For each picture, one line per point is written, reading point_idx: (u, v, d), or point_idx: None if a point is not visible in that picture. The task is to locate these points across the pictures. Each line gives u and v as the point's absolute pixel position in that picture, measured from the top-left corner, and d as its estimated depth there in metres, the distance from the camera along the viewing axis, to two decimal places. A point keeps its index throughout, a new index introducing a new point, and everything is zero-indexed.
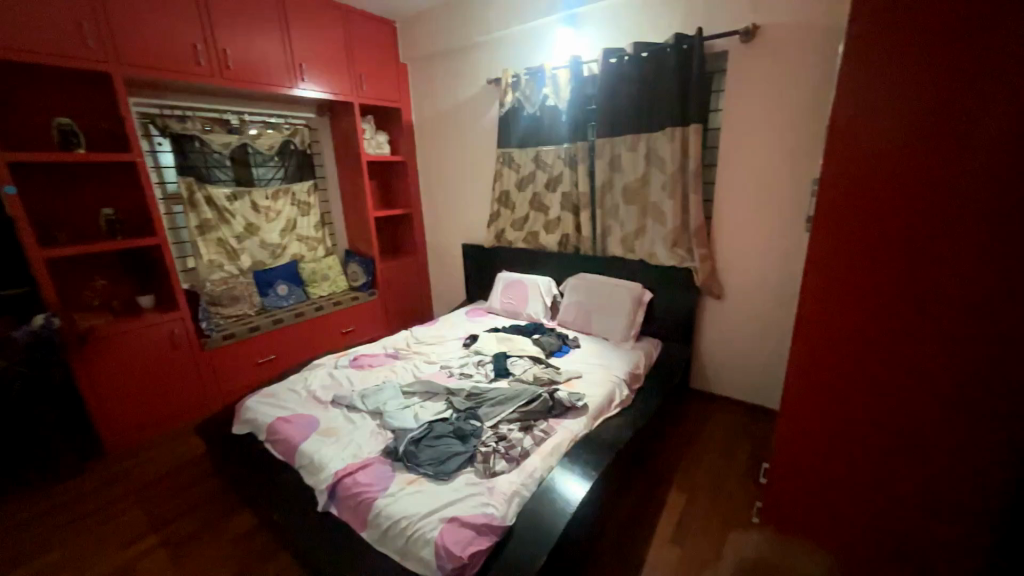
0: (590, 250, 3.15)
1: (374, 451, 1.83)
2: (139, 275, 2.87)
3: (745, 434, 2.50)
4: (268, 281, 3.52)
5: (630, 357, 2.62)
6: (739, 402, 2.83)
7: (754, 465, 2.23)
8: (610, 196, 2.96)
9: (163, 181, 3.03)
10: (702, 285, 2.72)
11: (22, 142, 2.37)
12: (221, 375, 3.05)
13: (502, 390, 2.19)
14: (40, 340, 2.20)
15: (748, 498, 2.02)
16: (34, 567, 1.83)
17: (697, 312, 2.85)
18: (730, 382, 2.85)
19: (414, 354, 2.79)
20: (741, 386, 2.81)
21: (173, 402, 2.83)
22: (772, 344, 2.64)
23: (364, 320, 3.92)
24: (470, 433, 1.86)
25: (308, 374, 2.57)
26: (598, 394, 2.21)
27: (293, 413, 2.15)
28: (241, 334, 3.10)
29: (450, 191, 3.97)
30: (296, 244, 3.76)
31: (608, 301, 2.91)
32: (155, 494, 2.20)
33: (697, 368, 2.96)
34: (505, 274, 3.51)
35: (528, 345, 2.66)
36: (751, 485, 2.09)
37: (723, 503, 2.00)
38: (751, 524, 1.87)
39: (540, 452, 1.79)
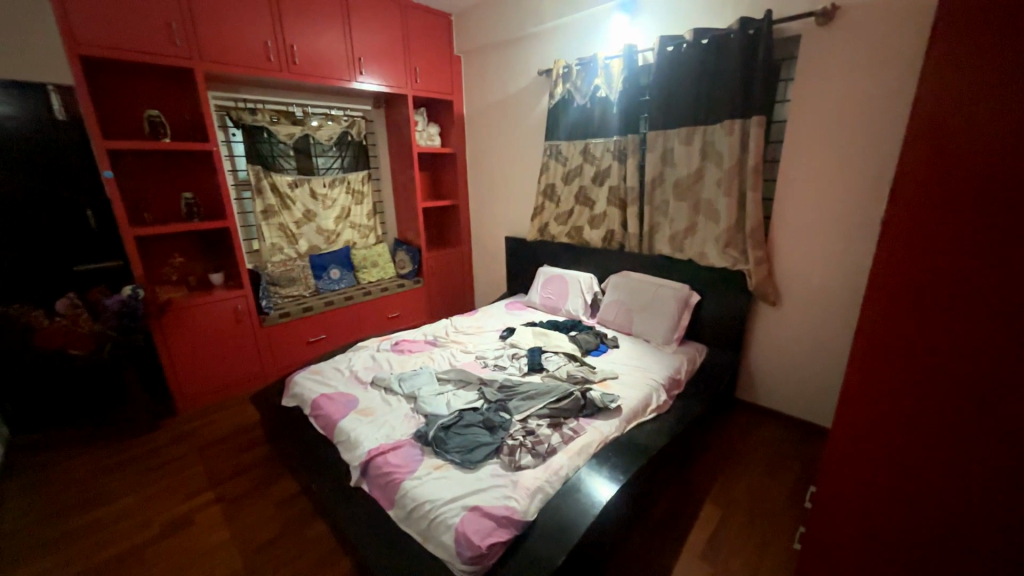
0: (636, 247, 3.04)
1: (406, 433, 1.90)
2: (212, 254, 3.15)
3: (793, 453, 2.31)
4: (322, 265, 3.73)
5: (671, 362, 2.51)
6: (791, 418, 2.62)
7: (802, 487, 2.06)
8: (660, 192, 2.83)
9: (235, 168, 3.30)
10: (756, 290, 2.54)
11: (120, 132, 2.67)
12: (277, 351, 3.29)
13: (534, 385, 2.17)
14: (128, 309, 2.49)
15: (792, 522, 1.88)
16: (115, 507, 2.08)
17: (749, 318, 2.67)
18: (782, 396, 2.64)
19: (451, 342, 2.85)
20: (795, 402, 2.59)
21: (235, 372, 3.10)
22: (835, 359, 2.40)
23: (409, 307, 4.06)
24: (499, 425, 1.87)
25: (352, 355, 2.71)
26: (633, 397, 2.14)
27: (336, 391, 2.27)
28: (296, 313, 3.32)
29: (497, 183, 3.99)
30: (349, 231, 3.95)
31: (651, 302, 2.81)
32: (215, 454, 2.43)
33: (745, 378, 2.77)
34: (546, 268, 3.48)
35: (564, 342, 2.63)
36: (796, 509, 1.94)
37: (763, 524, 1.87)
38: (793, 551, 1.73)
39: (567, 451, 1.76)
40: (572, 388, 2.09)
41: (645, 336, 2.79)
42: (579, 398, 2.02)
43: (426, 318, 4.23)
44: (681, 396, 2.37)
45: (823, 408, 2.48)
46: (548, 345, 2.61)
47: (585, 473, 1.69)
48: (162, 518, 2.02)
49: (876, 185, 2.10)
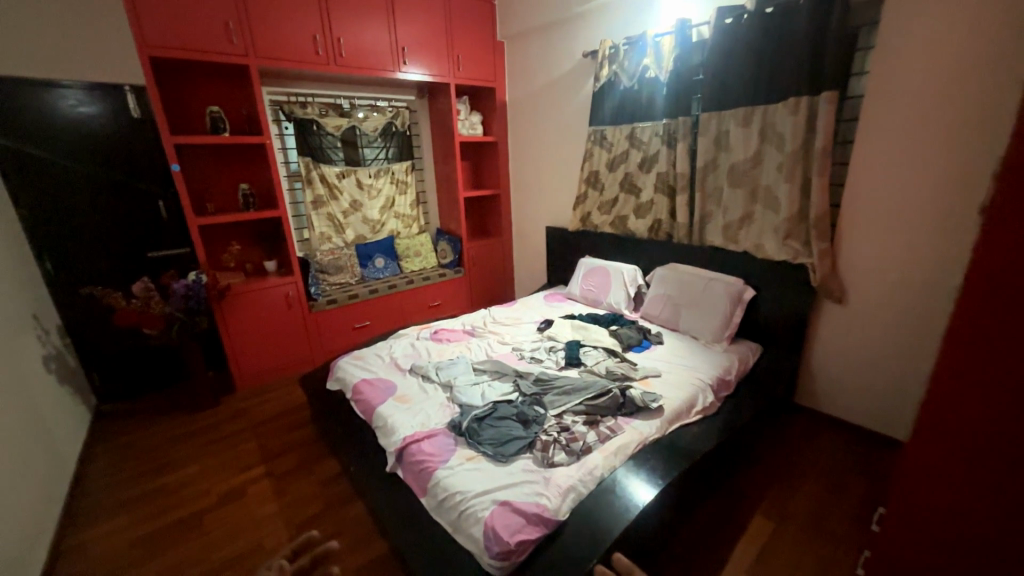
0: (684, 238, 2.86)
1: (441, 422, 1.91)
2: (267, 242, 3.34)
3: (859, 468, 2.10)
4: (368, 254, 3.85)
5: (720, 361, 2.35)
6: (857, 428, 2.37)
7: (867, 506, 1.86)
8: (712, 178, 2.64)
9: (288, 161, 3.46)
10: (819, 286, 2.31)
11: (186, 128, 2.87)
12: (325, 336, 3.44)
13: (570, 380, 2.11)
14: (191, 293, 2.69)
15: (855, 545, 1.70)
16: (181, 475, 2.28)
17: (812, 317, 2.43)
18: (846, 403, 2.39)
19: (489, 333, 2.84)
20: (863, 411, 2.34)
21: (286, 355, 3.28)
22: (912, 365, 2.14)
23: (450, 296, 4.10)
24: (532, 419, 1.83)
25: (393, 342, 2.77)
26: (676, 397, 2.02)
27: (377, 377, 2.34)
28: (343, 300, 3.45)
29: (539, 172, 3.90)
30: (394, 221, 4.04)
31: (700, 298, 2.66)
32: (266, 431, 2.58)
33: (804, 382, 2.54)
34: (588, 260, 3.38)
35: (605, 336, 2.53)
36: (860, 530, 1.75)
37: (821, 545, 1.71)
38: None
39: (603, 450, 1.69)
40: (610, 385, 2.01)
41: (692, 333, 2.65)
42: (617, 395, 1.93)
43: (467, 308, 4.26)
44: (731, 398, 2.21)
45: (897, 419, 2.22)
46: (587, 339, 2.53)
47: (621, 473, 1.62)
48: (220, 488, 2.18)
49: (969, 168, 1.82)
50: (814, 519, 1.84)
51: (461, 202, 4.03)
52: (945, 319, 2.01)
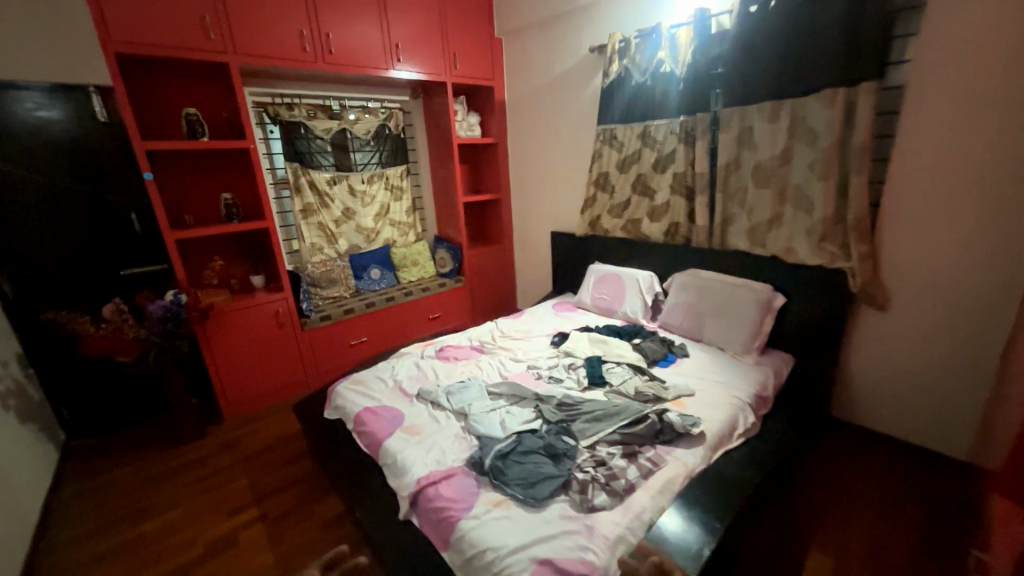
0: (704, 242, 2.69)
1: (458, 458, 1.69)
2: (253, 256, 3.08)
3: (911, 488, 1.94)
4: (362, 265, 3.61)
5: (754, 375, 2.18)
6: (899, 442, 2.22)
7: (928, 536, 1.70)
8: (735, 178, 2.47)
9: (273, 167, 3.20)
10: (859, 292, 2.15)
11: (159, 132, 2.60)
12: (318, 355, 3.19)
13: (598, 403, 1.91)
14: (170, 315, 2.43)
15: None
16: (161, 522, 2.01)
17: (848, 324, 2.27)
18: (887, 415, 2.25)
19: (500, 349, 2.63)
20: (906, 422, 2.20)
21: (277, 377, 3.02)
22: (962, 374, 2.00)
23: (450, 307, 3.88)
24: (563, 453, 1.63)
25: (395, 362, 2.54)
26: (717, 420, 1.84)
27: (381, 404, 2.11)
28: (337, 316, 3.21)
29: (542, 175, 3.71)
30: (389, 229, 3.81)
31: (726, 306, 2.49)
32: (257, 468, 2.33)
33: (839, 393, 2.39)
34: (599, 266, 3.20)
35: (627, 350, 2.34)
36: (927, 566, 1.59)
37: None
38: None
39: (647, 487, 1.50)
40: (644, 409, 1.82)
41: (718, 344, 2.48)
42: (654, 421, 1.74)
43: (468, 318, 4.04)
44: (770, 415, 2.04)
45: (944, 432, 2.08)
46: (609, 354, 2.34)
47: (669, 516, 1.43)
48: (207, 537, 1.92)
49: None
50: (874, 552, 1.67)
51: (461, 208, 3.81)
52: (999, 326, 1.88)
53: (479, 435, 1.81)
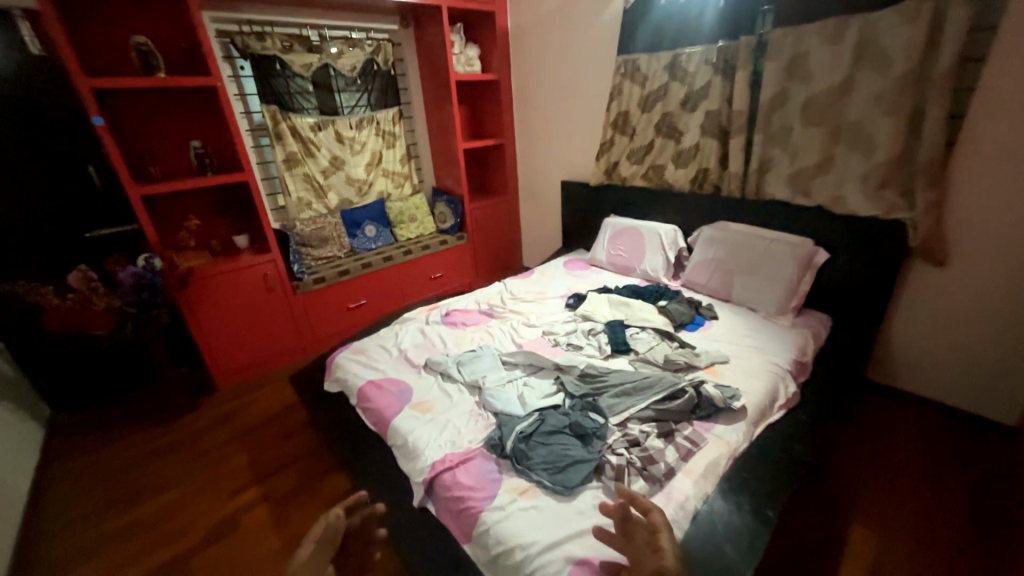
0: (737, 191, 2.41)
1: (476, 439, 1.53)
2: (234, 214, 2.78)
3: (951, 457, 1.83)
4: (356, 221, 3.32)
5: (791, 339, 1.99)
6: (940, 407, 2.09)
7: (978, 512, 1.59)
8: (780, 116, 2.15)
9: (249, 110, 2.83)
10: (917, 246, 1.92)
11: (107, 68, 2.22)
12: (314, 320, 2.98)
13: (627, 374, 1.73)
14: (143, 283, 2.19)
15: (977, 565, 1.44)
16: (158, 504, 1.90)
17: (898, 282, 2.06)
18: (931, 379, 2.09)
19: (511, 313, 2.43)
20: (949, 387, 2.05)
21: (271, 345, 2.83)
22: (1021, 336, 1.82)
23: (453, 266, 3.64)
24: (593, 434, 1.46)
25: (398, 329, 2.34)
26: (757, 392, 1.66)
27: (386, 377, 1.93)
28: (331, 278, 2.97)
29: (551, 117, 3.33)
30: (383, 180, 3.47)
31: (760, 263, 2.26)
32: (256, 443, 2.20)
33: (876, 355, 2.22)
34: (615, 220, 2.93)
35: (653, 313, 2.14)
36: (979, 545, 1.49)
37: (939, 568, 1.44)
38: None
39: (688, 471, 1.34)
40: (679, 381, 1.63)
41: (749, 304, 2.28)
42: (692, 395, 1.56)
43: (472, 278, 3.81)
44: (809, 383, 1.87)
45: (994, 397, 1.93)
46: (632, 318, 2.13)
47: (717, 506, 1.27)
48: (207, 520, 1.82)
49: None
50: (919, 528, 1.57)
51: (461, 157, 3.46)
52: None
53: (496, 412, 1.63)
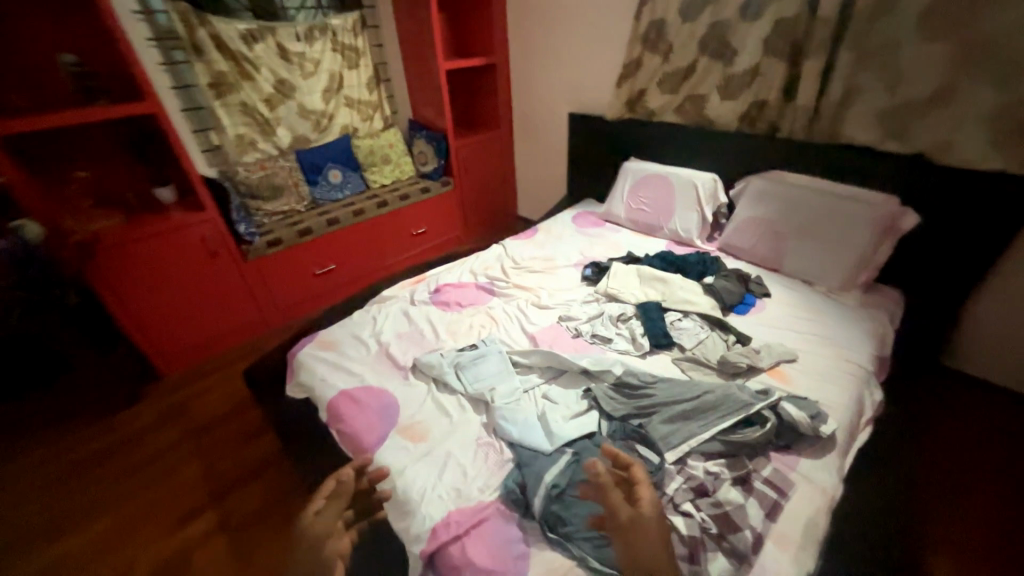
0: (802, 132, 1.90)
1: (489, 488, 1.15)
2: (151, 158, 2.13)
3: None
4: (315, 165, 2.67)
5: (866, 326, 1.61)
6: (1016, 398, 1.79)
7: None
8: (881, 27, 1.59)
9: (149, 10, 2.06)
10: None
11: None
12: (273, 291, 2.47)
13: (679, 387, 1.33)
14: (24, 255, 1.69)
15: None
16: (87, 538, 1.55)
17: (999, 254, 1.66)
18: (1010, 366, 1.77)
19: (516, 288, 1.97)
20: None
21: (222, 324, 2.34)
22: None
23: (438, 218, 3.08)
24: (648, 484, 1.09)
25: (376, 310, 1.88)
26: (843, 407, 1.30)
27: (363, 385, 1.50)
28: (290, 240, 2.40)
29: (558, 27, 2.61)
30: (345, 111, 2.77)
31: (826, 227, 1.81)
32: (209, 453, 1.82)
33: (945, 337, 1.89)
34: (637, 166, 2.41)
35: (697, 293, 1.71)
36: None
37: None
38: None
39: (779, 539, 1.00)
40: (751, 398, 1.25)
41: (805, 278, 1.86)
42: (771, 422, 1.18)
43: (461, 231, 3.26)
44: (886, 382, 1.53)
45: None
46: (671, 300, 1.71)
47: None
48: (148, 560, 1.47)
49: None
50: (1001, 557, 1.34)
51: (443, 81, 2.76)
52: None
53: (513, 444, 1.24)
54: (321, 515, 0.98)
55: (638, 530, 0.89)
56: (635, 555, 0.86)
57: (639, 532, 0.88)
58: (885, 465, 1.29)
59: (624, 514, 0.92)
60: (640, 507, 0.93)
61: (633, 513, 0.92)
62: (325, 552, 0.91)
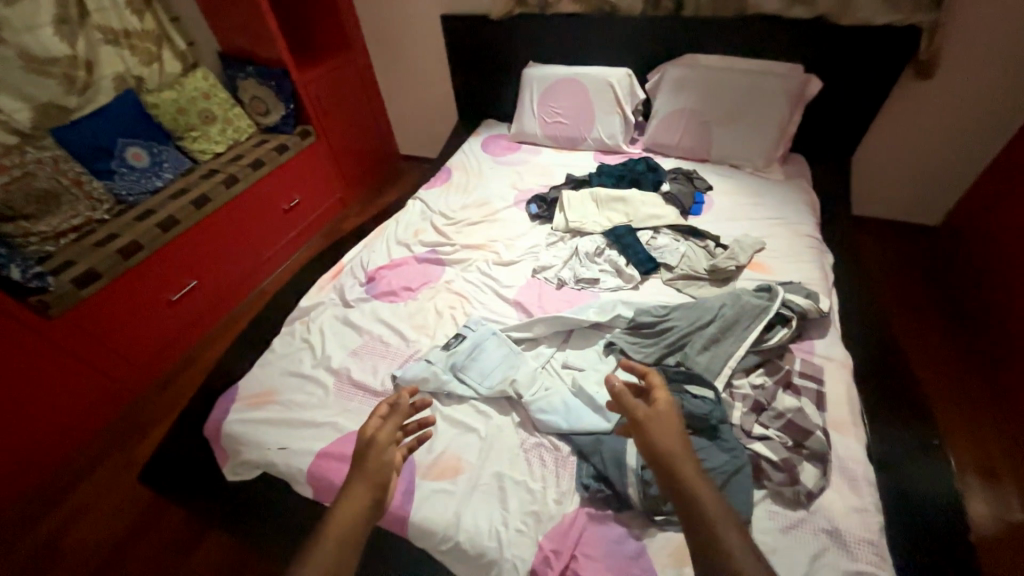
0: (709, 8, 1.82)
1: (566, 494, 1.00)
2: None
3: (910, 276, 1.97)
4: (94, 146, 1.83)
5: (798, 197, 1.74)
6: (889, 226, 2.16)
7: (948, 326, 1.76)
8: None
9: None
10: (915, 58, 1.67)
11: None
12: (121, 345, 1.72)
13: (695, 310, 1.28)
14: None
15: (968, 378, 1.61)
16: None
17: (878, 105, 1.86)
18: (885, 201, 2.10)
19: (466, 249, 1.67)
20: (898, 207, 2.10)
21: (60, 418, 1.59)
22: (979, 145, 1.83)
23: (310, 182, 2.43)
24: (719, 423, 1.05)
25: (305, 329, 1.44)
26: (819, 280, 1.41)
27: (343, 436, 1.14)
28: (109, 266, 1.63)
29: None
30: (110, 52, 1.91)
31: (744, 106, 1.83)
32: None
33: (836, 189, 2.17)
34: (541, 73, 2.14)
35: (659, 204, 1.64)
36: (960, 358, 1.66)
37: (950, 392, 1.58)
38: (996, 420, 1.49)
39: (841, 426, 1.06)
40: (764, 300, 1.25)
41: (732, 162, 1.90)
42: (790, 318, 1.22)
43: (342, 191, 2.66)
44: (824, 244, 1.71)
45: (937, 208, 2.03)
46: (638, 218, 1.61)
47: (889, 461, 1.05)
48: None
49: None
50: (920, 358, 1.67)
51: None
52: None
53: (567, 434, 1.09)
54: (381, 428, 0.89)
55: (659, 428, 0.81)
56: (655, 447, 0.79)
57: (657, 426, 0.82)
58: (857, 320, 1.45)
59: (640, 414, 0.84)
60: (657, 407, 0.85)
61: (650, 411, 0.84)
62: (386, 463, 0.85)
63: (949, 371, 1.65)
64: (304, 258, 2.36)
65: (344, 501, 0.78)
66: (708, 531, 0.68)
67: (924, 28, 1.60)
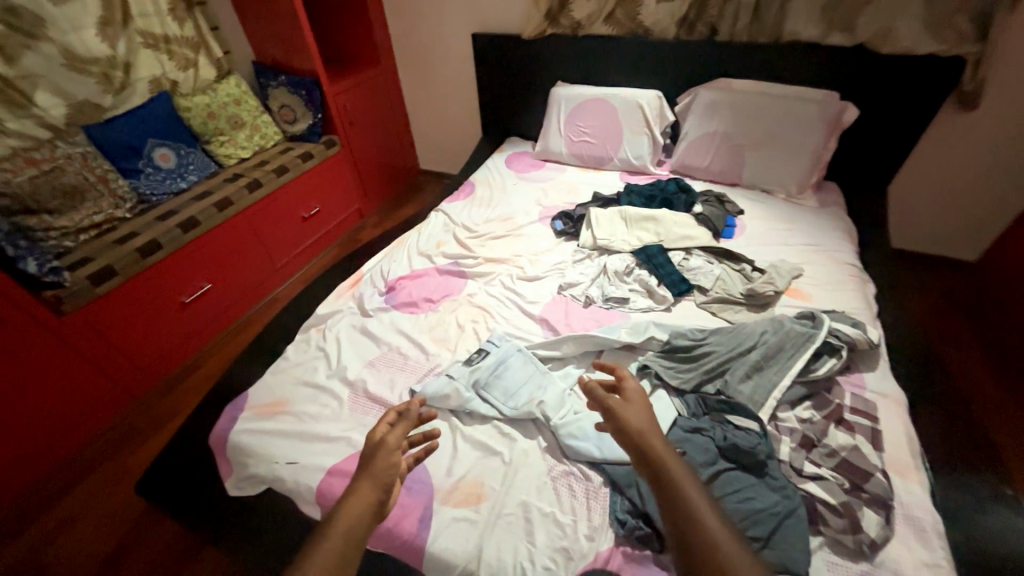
0: (745, 34, 1.82)
1: (599, 530, 0.91)
2: None
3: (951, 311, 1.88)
4: (124, 146, 1.84)
5: (833, 224, 1.69)
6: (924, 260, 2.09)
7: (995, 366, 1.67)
8: None
9: None
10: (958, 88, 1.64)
11: None
12: (129, 346, 1.67)
13: (735, 335, 1.21)
14: None
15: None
16: None
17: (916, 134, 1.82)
18: (920, 233, 2.05)
19: (488, 263, 1.62)
20: (935, 239, 2.04)
21: (59, 419, 1.53)
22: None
23: (330, 190, 2.43)
24: (767, 459, 0.97)
25: (319, 338, 1.38)
26: (864, 309, 1.34)
27: (356, 452, 1.07)
28: (127, 264, 1.61)
29: None
30: (148, 57, 1.94)
31: (777, 132, 1.81)
32: None
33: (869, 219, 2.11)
34: (570, 92, 2.15)
35: (691, 226, 1.59)
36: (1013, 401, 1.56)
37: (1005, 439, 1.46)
38: None
39: (902, 469, 0.97)
40: (809, 327, 1.18)
41: (764, 187, 1.87)
42: (840, 348, 1.14)
43: (361, 202, 2.66)
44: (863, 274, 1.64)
45: (975, 241, 1.97)
46: (670, 238, 1.56)
47: (954, 510, 0.95)
48: None
49: None
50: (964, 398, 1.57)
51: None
52: None
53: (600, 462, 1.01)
54: (390, 433, 0.86)
55: (632, 417, 0.85)
56: (625, 429, 0.83)
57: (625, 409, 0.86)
58: (903, 353, 1.36)
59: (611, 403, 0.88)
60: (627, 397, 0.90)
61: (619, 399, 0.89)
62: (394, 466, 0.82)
63: (999, 415, 1.54)
64: (319, 267, 2.33)
65: (346, 506, 0.74)
66: (682, 508, 0.70)
67: (967, 60, 1.57)
